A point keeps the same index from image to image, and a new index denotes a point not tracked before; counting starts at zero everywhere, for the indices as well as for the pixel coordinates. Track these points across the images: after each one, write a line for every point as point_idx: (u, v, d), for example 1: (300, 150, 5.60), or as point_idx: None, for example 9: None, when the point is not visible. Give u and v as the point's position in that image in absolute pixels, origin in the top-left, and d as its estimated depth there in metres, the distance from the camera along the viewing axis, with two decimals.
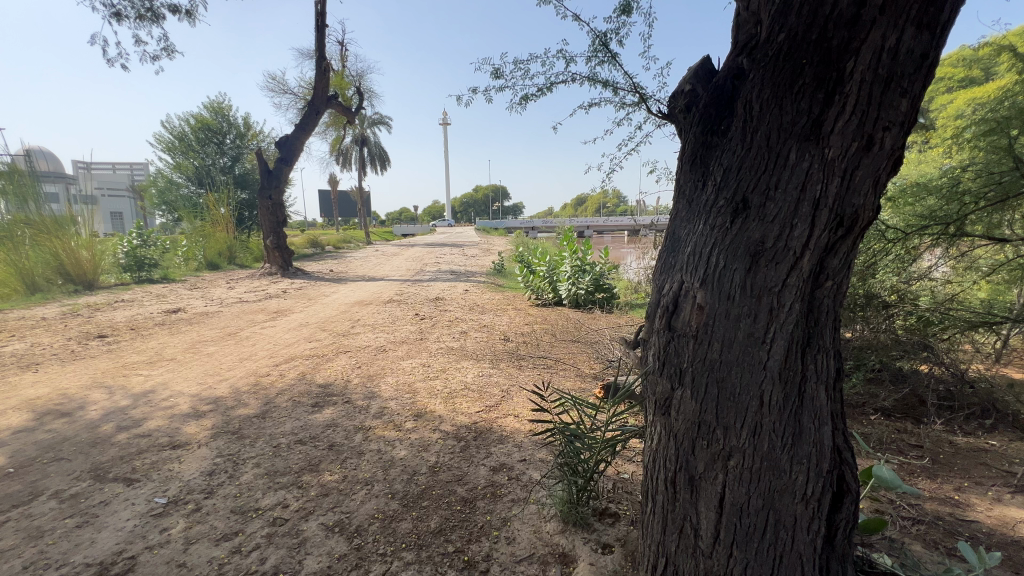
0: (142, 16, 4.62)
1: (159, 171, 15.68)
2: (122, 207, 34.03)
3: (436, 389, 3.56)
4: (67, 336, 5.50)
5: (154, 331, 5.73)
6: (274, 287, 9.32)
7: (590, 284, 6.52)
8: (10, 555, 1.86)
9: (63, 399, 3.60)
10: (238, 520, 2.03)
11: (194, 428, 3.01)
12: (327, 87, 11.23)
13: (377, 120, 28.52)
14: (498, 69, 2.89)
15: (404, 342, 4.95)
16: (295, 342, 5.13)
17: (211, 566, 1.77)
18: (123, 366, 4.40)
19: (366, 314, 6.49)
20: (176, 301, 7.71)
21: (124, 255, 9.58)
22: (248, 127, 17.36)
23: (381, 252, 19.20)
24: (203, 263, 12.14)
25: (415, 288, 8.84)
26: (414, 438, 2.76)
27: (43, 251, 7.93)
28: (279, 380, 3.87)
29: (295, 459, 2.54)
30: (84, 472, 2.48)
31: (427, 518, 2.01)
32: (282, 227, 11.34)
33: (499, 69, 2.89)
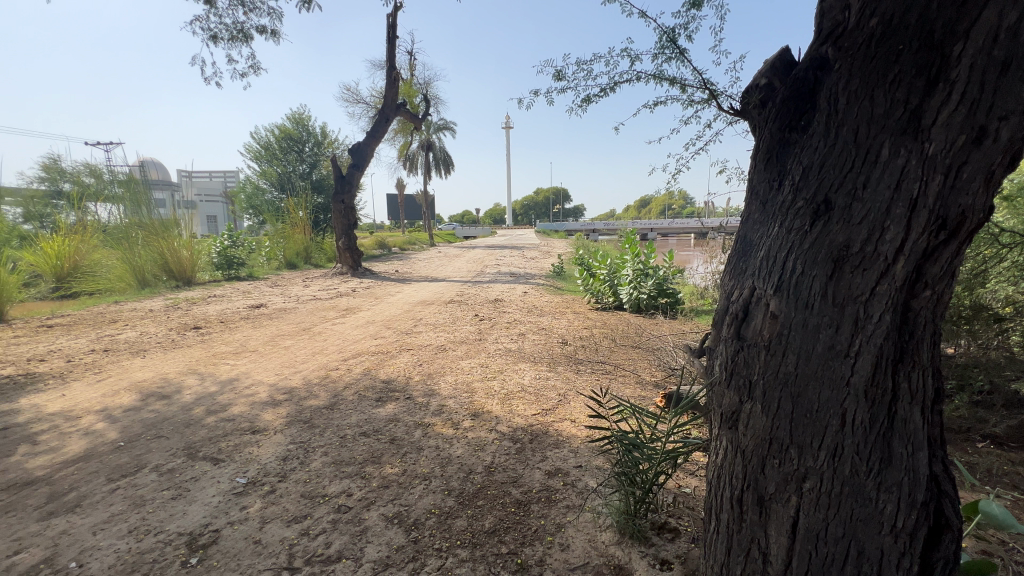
0: (233, 37, 5.05)
1: (248, 178, 17.16)
2: (218, 211, 37.51)
3: (493, 390, 3.60)
4: (169, 326, 6.16)
5: (240, 325, 6.27)
6: (344, 286, 9.89)
7: (653, 288, 6.30)
8: (118, 519, 2.11)
9: (164, 383, 4.03)
10: (307, 504, 2.16)
11: (271, 415, 3.25)
12: (396, 96, 11.77)
13: (443, 126, 29.56)
14: (559, 71, 2.88)
15: (463, 341, 5.06)
16: (362, 338, 5.41)
17: (283, 546, 1.89)
18: (213, 355, 4.86)
19: (429, 314, 6.71)
20: (260, 297, 8.40)
21: (217, 255, 10.60)
22: (326, 136, 18.61)
23: (444, 253, 19.78)
24: (283, 262, 13.18)
25: (475, 289, 9.04)
26: (470, 437, 2.80)
27: (152, 250, 8.94)
28: (347, 375, 4.08)
29: (359, 450, 2.66)
30: (179, 450, 2.76)
31: (482, 517, 2.03)
32: (353, 230, 12.02)
33: (559, 71, 2.88)
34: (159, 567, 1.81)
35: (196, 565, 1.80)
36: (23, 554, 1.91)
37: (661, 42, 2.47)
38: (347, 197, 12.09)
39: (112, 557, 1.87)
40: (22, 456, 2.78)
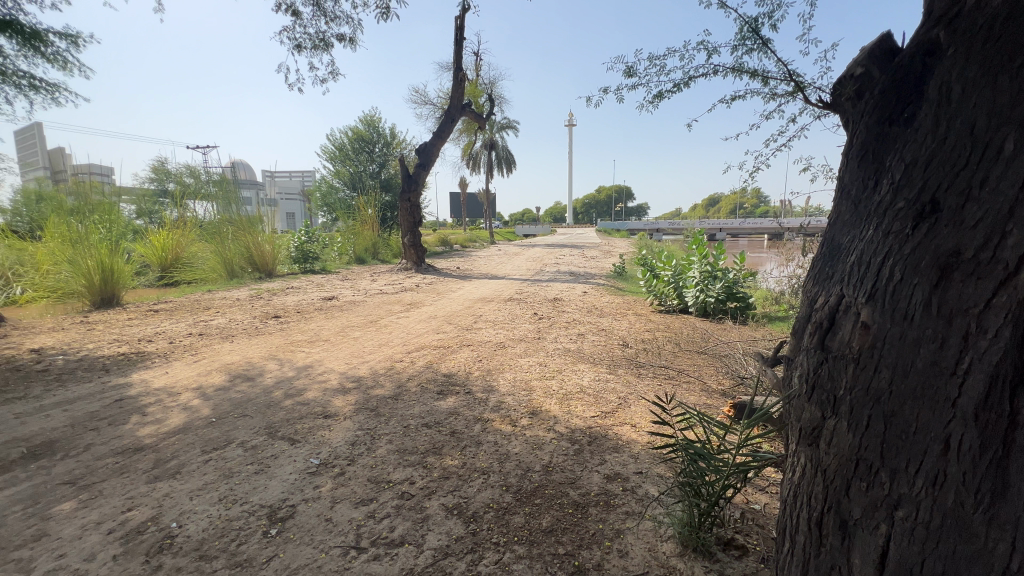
0: (316, 46, 5.39)
1: (324, 178, 18.31)
2: (296, 208, 40.27)
3: (551, 389, 3.59)
4: (253, 314, 6.72)
5: (314, 315, 6.70)
6: (408, 281, 10.27)
7: (721, 291, 6.00)
8: (211, 487, 2.33)
9: (249, 366, 4.41)
10: (373, 489, 2.28)
11: (341, 402, 3.45)
12: (462, 96, 12.03)
13: (506, 124, 29.84)
14: (631, 67, 2.82)
15: (522, 339, 5.08)
16: (425, 332, 5.60)
17: (351, 526, 2.01)
18: (291, 343, 5.24)
19: (488, 311, 6.82)
20: (332, 290, 8.93)
21: (295, 249, 11.46)
22: (395, 137, 19.41)
23: (503, 251, 19.99)
24: (353, 257, 13.96)
25: (535, 287, 9.06)
26: (528, 435, 2.82)
27: (240, 244, 9.80)
28: (410, 367, 4.24)
29: (421, 440, 2.76)
30: (261, 429, 3.00)
31: (539, 516, 2.03)
32: (418, 227, 12.47)
33: (631, 68, 2.82)
34: (244, 534, 1.98)
35: (275, 536, 1.95)
36: (134, 511, 2.17)
37: (742, 33, 2.34)
38: (413, 196, 12.55)
39: (205, 521, 2.07)
40: (134, 425, 3.16)
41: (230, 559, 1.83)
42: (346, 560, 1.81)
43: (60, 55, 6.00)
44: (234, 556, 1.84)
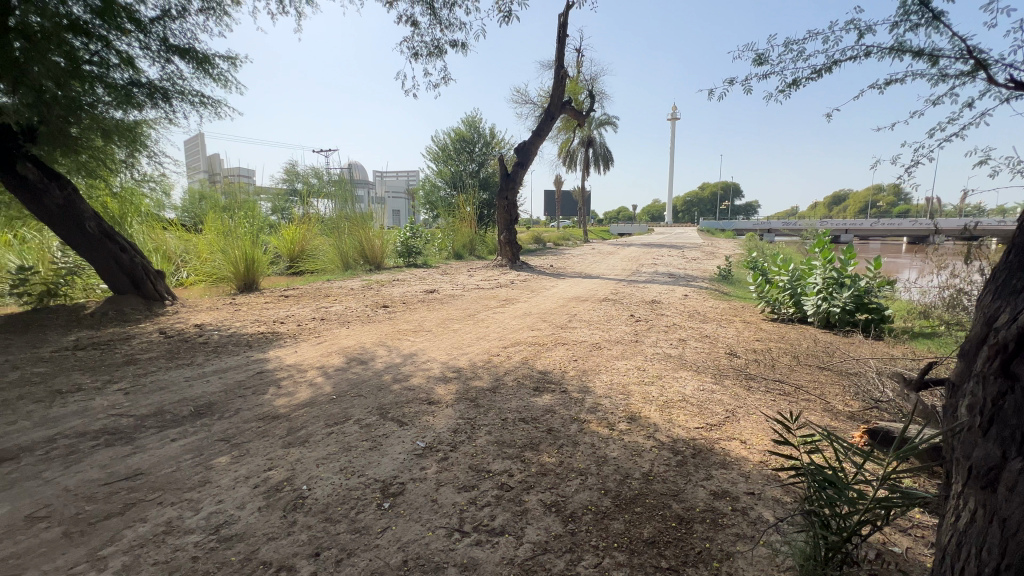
0: (430, 53, 5.70)
1: (428, 178, 19.43)
2: (402, 206, 43.33)
3: (650, 395, 3.46)
4: (365, 303, 7.35)
5: (418, 306, 7.16)
6: (503, 278, 10.53)
7: (850, 301, 5.33)
8: (334, 458, 2.60)
9: (362, 350, 4.83)
10: (474, 476, 2.37)
11: (443, 390, 3.65)
12: (563, 94, 12.02)
13: (605, 121, 29.29)
14: (762, 55, 2.65)
15: (618, 341, 4.96)
16: (520, 328, 5.70)
17: (455, 509, 2.11)
18: (398, 332, 5.64)
19: (583, 310, 6.75)
20: (433, 283, 9.45)
21: (401, 244, 12.34)
22: (494, 136, 19.97)
23: (597, 250, 19.62)
24: (451, 253, 14.66)
25: (631, 288, 8.78)
26: (627, 440, 2.75)
27: (355, 239, 10.79)
28: (506, 362, 4.34)
29: (519, 434, 2.82)
30: (374, 409, 3.28)
31: (640, 525, 1.98)
32: (514, 224, 12.72)
33: (763, 56, 2.65)
34: (362, 503, 2.17)
35: (388, 509, 2.12)
36: (273, 471, 2.48)
37: (907, 5, 2.06)
38: (511, 194, 12.82)
39: (329, 487, 2.31)
40: (272, 395, 3.63)
41: (351, 525, 2.02)
42: (450, 541, 1.91)
43: (223, 75, 7.03)
44: (354, 523, 2.03)
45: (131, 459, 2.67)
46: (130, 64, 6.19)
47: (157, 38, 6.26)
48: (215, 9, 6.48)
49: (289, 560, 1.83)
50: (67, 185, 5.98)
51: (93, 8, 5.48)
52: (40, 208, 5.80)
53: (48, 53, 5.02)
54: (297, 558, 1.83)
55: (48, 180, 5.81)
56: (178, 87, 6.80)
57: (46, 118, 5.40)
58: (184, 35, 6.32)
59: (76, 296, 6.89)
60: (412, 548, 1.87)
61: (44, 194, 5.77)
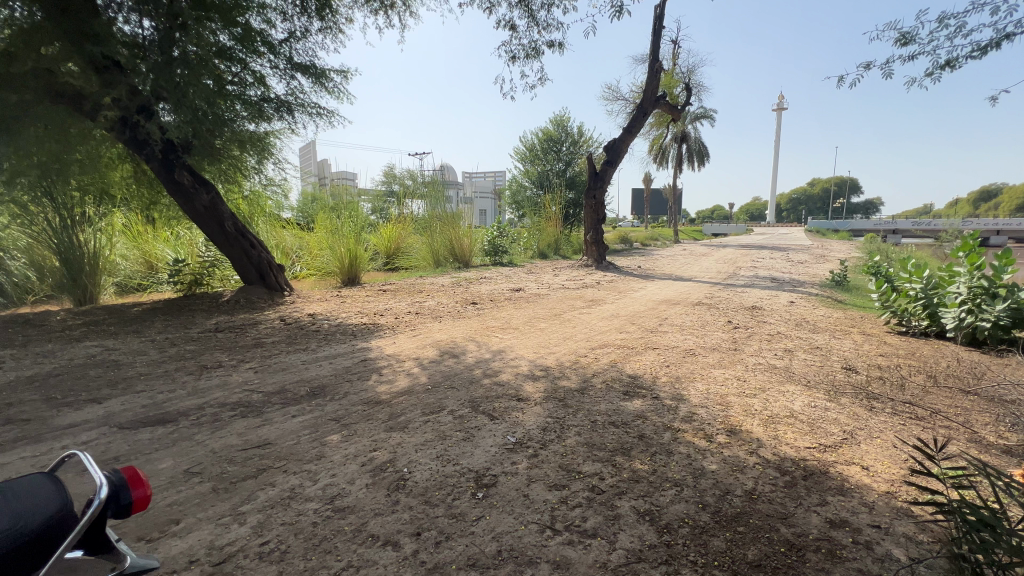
0: (528, 55, 5.83)
1: (516, 178, 19.75)
2: (489, 206, 44.59)
3: (752, 408, 3.22)
4: (456, 299, 7.67)
5: (506, 304, 7.32)
6: (589, 278, 10.38)
7: (1005, 313, 4.48)
8: (431, 445, 2.75)
9: (454, 344, 5.06)
10: (565, 476, 2.38)
11: (532, 387, 3.70)
12: (657, 88, 11.58)
13: (701, 114, 27.72)
14: (909, 36, 2.34)
15: (714, 348, 4.68)
16: (608, 330, 5.60)
17: (547, 506, 2.13)
18: (487, 328, 5.81)
19: (675, 314, 6.45)
20: (519, 282, 9.61)
21: (488, 243, 12.70)
22: (582, 135, 19.79)
23: (690, 251, 18.63)
24: (536, 252, 14.78)
25: (728, 292, 8.23)
26: (727, 454, 2.59)
27: (445, 237, 11.32)
28: (594, 363, 4.29)
29: (610, 438, 2.78)
30: (466, 401, 3.42)
31: (744, 545, 1.85)
32: (601, 223, 12.50)
33: (909, 37, 2.34)
34: (458, 491, 2.28)
35: (482, 499, 2.20)
36: (377, 452, 2.69)
37: None
38: (599, 193, 12.61)
39: (427, 472, 2.45)
40: (375, 382, 3.93)
41: (448, 510, 2.12)
42: (543, 537, 1.94)
43: (337, 87, 7.72)
44: (451, 508, 2.13)
45: (262, 430, 3.05)
46: (262, 83, 7.03)
47: (284, 58, 7.04)
48: (332, 28, 7.13)
49: (394, 536, 1.97)
50: (212, 190, 6.91)
51: (235, 35, 6.31)
52: (192, 208, 6.78)
53: (201, 77, 5.86)
54: (401, 535, 1.97)
55: (199, 185, 6.75)
56: (300, 100, 7.59)
57: (198, 133, 6.30)
58: (306, 54, 7.05)
59: (215, 285, 7.92)
60: (505, 540, 1.93)
61: (194, 197, 6.71)
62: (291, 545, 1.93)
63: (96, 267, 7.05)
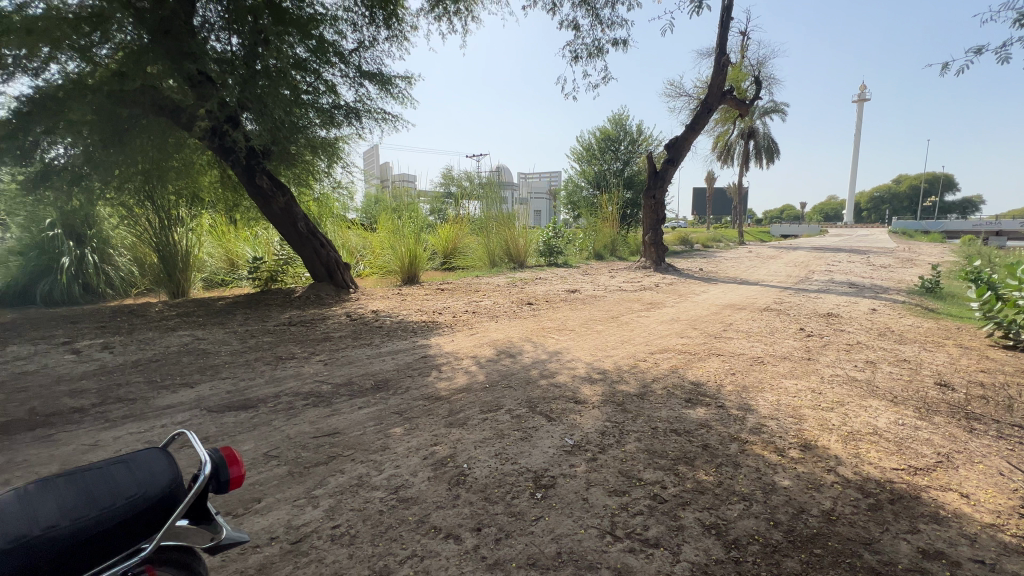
0: (592, 54, 5.77)
1: (572, 178, 19.56)
2: (544, 207, 44.59)
3: (829, 423, 3.00)
4: (512, 299, 7.72)
5: (562, 305, 7.28)
6: (648, 280, 10.10)
7: None
8: (489, 442, 2.79)
9: (510, 344, 5.10)
10: (625, 482, 2.34)
11: (589, 390, 3.66)
12: (723, 82, 11.06)
13: (771, 108, 26.15)
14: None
15: (786, 357, 4.40)
16: (668, 334, 5.42)
17: (607, 512, 2.10)
18: (543, 329, 5.81)
19: (740, 319, 6.14)
20: (574, 283, 9.51)
21: (543, 244, 12.70)
22: (641, 133, 19.30)
23: (756, 253, 17.65)
24: (592, 253, 14.58)
25: (800, 298, 7.71)
26: (801, 470, 2.43)
27: (501, 237, 11.46)
28: (654, 368, 4.18)
29: (671, 445, 2.69)
30: (523, 401, 3.45)
31: (821, 569, 1.74)
32: (661, 224, 12.12)
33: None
34: (516, 489, 2.30)
35: (541, 500, 2.21)
36: (437, 447, 2.77)
37: None
38: (658, 193, 12.22)
39: (486, 469, 2.50)
40: (435, 378, 4.05)
41: (507, 508, 2.15)
42: (603, 542, 1.92)
43: (402, 93, 8.02)
44: (511, 506, 2.16)
45: (332, 419, 3.23)
46: (333, 91, 7.42)
47: (354, 67, 7.41)
48: (398, 36, 7.42)
49: (455, 529, 2.02)
50: (287, 193, 7.39)
51: (310, 47, 6.72)
52: (269, 210, 7.30)
53: (280, 88, 6.28)
54: (461, 529, 2.02)
55: (276, 189, 7.25)
56: (367, 106, 7.95)
57: (276, 140, 6.75)
58: (374, 62, 7.38)
59: (288, 282, 8.51)
60: (564, 541, 1.92)
61: (272, 199, 7.22)
62: (360, 530, 2.03)
63: (188, 264, 7.79)
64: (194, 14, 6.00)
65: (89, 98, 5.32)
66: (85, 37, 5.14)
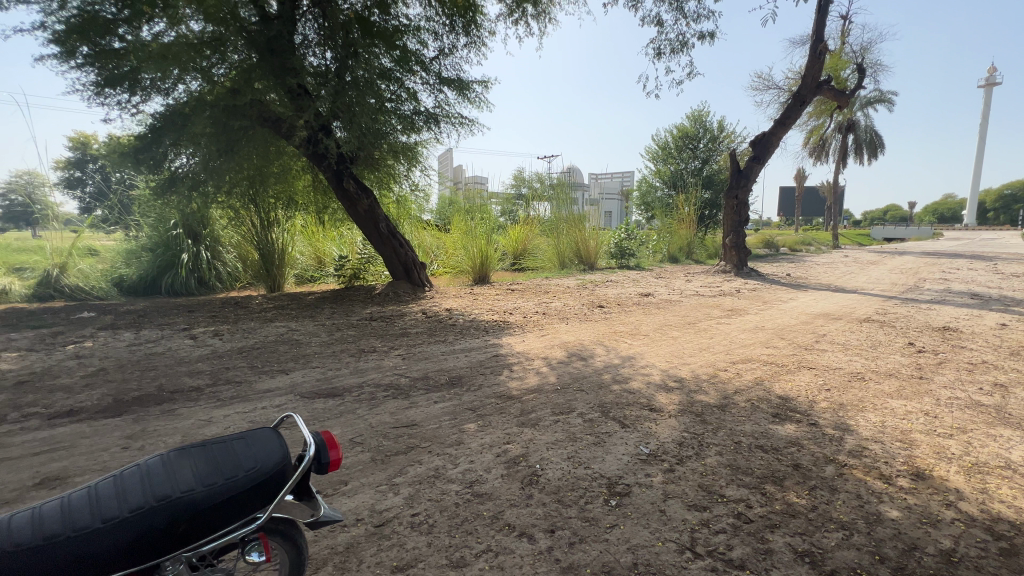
0: (675, 49, 5.54)
1: (646, 178, 18.92)
2: (615, 208, 43.59)
3: (946, 451, 2.66)
4: (582, 302, 7.63)
5: (634, 309, 7.08)
6: (727, 285, 9.54)
7: None
8: (562, 445, 2.78)
9: (581, 347, 5.05)
10: (705, 497, 2.22)
11: (665, 398, 3.53)
12: (819, 72, 10.18)
13: (876, 97, 23.62)
14: None
15: (891, 375, 3.96)
16: (752, 344, 5.08)
17: (686, 527, 2.01)
18: (614, 333, 5.68)
19: (835, 330, 5.61)
20: (647, 286, 9.20)
21: (614, 245, 12.45)
22: (723, 130, 18.30)
23: (853, 258, 16.03)
24: (666, 256, 14.04)
25: (908, 309, 6.89)
26: (912, 502, 2.18)
27: (571, 239, 11.40)
28: (736, 379, 3.94)
29: (757, 463, 2.52)
30: (596, 405, 3.40)
31: None
32: (744, 226, 11.38)
33: None
34: (590, 494, 2.27)
35: (616, 507, 2.16)
36: (510, 446, 2.80)
37: None
38: (742, 193, 11.45)
39: (559, 471, 2.49)
40: (506, 377, 4.11)
41: (581, 513, 2.13)
42: (682, 558, 1.84)
43: (478, 97, 8.21)
44: (584, 511, 2.13)
45: (410, 411, 3.38)
46: (414, 97, 7.73)
47: (434, 74, 7.68)
48: (477, 42, 7.59)
49: (529, 528, 2.03)
50: (370, 196, 7.84)
51: (395, 58, 7.07)
52: (354, 211, 7.80)
53: (366, 97, 6.69)
54: (535, 529, 2.03)
55: (360, 192, 7.73)
56: (445, 112, 8.23)
57: (362, 146, 7.18)
58: (453, 68, 7.61)
59: (369, 279, 8.97)
60: (641, 553, 1.87)
61: (357, 202, 7.71)
62: (438, 520, 2.11)
63: (283, 261, 8.55)
64: (296, 32, 6.56)
65: (208, 113, 5.98)
66: (206, 59, 5.80)
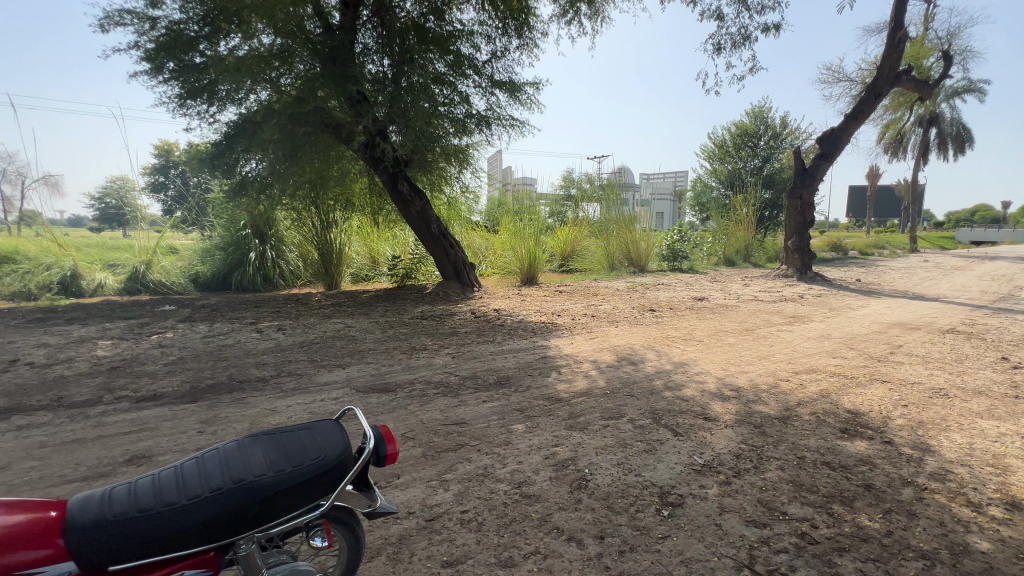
0: (737, 44, 5.30)
1: (701, 178, 18.24)
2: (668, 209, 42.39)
3: None
4: (632, 305, 7.47)
5: (687, 314, 6.84)
6: (789, 290, 9.02)
7: None
8: (611, 450, 2.73)
9: (631, 351, 4.94)
10: (765, 513, 2.11)
11: (720, 407, 3.38)
12: (898, 61, 9.42)
13: (965, 87, 21.52)
14: None
15: (980, 392, 3.59)
16: (817, 353, 4.77)
17: (744, 543, 1.92)
18: (666, 337, 5.51)
19: (913, 341, 5.16)
20: (701, 290, 8.87)
21: (666, 247, 12.10)
22: (785, 126, 17.39)
23: (935, 263, 14.67)
24: (722, 258, 13.48)
25: (1001, 320, 6.23)
26: (1006, 534, 1.96)
27: (621, 241, 11.21)
28: (799, 390, 3.71)
29: (823, 480, 2.37)
30: (647, 411, 3.31)
31: None
32: (808, 228, 10.71)
33: None
34: (641, 503, 2.22)
35: (668, 518, 2.10)
36: (558, 448, 2.79)
37: None
38: (806, 193, 10.80)
39: (608, 477, 2.44)
40: (554, 379, 4.09)
41: (631, 521, 2.08)
42: None
43: (530, 99, 8.23)
44: (635, 519, 2.09)
45: (459, 409, 3.44)
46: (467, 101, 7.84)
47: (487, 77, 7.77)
48: (529, 44, 7.62)
49: (577, 533, 2.01)
50: (422, 198, 8.06)
51: (449, 62, 7.22)
52: (408, 213, 8.04)
53: (420, 101, 6.89)
54: (584, 534, 2.00)
55: (414, 194, 7.96)
56: (497, 114, 8.29)
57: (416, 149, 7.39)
58: (505, 70, 7.67)
59: (420, 278, 9.20)
60: (695, 567, 1.81)
61: (410, 204, 7.95)
62: (486, 518, 2.13)
63: (341, 261, 8.93)
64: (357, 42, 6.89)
65: (276, 120, 6.36)
66: (275, 71, 6.18)
